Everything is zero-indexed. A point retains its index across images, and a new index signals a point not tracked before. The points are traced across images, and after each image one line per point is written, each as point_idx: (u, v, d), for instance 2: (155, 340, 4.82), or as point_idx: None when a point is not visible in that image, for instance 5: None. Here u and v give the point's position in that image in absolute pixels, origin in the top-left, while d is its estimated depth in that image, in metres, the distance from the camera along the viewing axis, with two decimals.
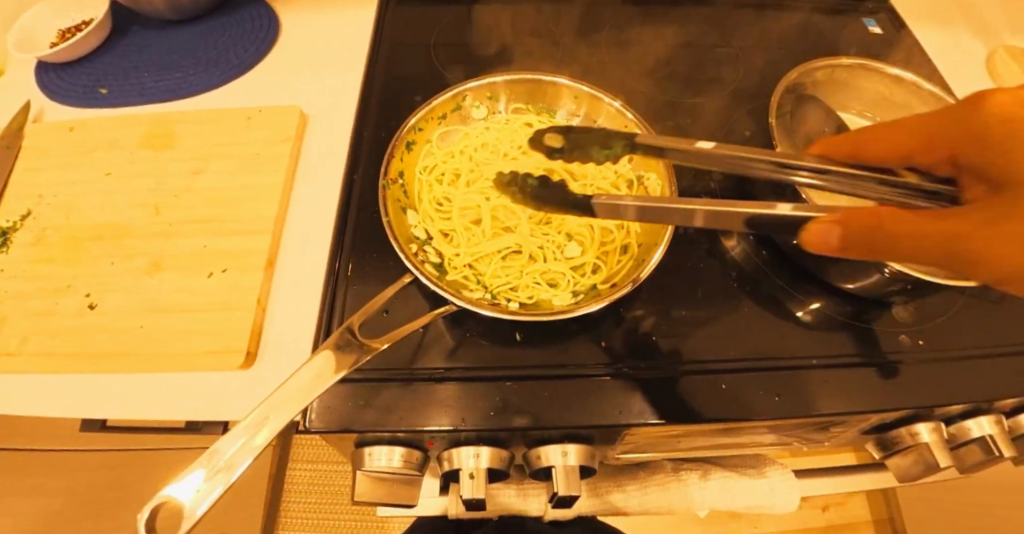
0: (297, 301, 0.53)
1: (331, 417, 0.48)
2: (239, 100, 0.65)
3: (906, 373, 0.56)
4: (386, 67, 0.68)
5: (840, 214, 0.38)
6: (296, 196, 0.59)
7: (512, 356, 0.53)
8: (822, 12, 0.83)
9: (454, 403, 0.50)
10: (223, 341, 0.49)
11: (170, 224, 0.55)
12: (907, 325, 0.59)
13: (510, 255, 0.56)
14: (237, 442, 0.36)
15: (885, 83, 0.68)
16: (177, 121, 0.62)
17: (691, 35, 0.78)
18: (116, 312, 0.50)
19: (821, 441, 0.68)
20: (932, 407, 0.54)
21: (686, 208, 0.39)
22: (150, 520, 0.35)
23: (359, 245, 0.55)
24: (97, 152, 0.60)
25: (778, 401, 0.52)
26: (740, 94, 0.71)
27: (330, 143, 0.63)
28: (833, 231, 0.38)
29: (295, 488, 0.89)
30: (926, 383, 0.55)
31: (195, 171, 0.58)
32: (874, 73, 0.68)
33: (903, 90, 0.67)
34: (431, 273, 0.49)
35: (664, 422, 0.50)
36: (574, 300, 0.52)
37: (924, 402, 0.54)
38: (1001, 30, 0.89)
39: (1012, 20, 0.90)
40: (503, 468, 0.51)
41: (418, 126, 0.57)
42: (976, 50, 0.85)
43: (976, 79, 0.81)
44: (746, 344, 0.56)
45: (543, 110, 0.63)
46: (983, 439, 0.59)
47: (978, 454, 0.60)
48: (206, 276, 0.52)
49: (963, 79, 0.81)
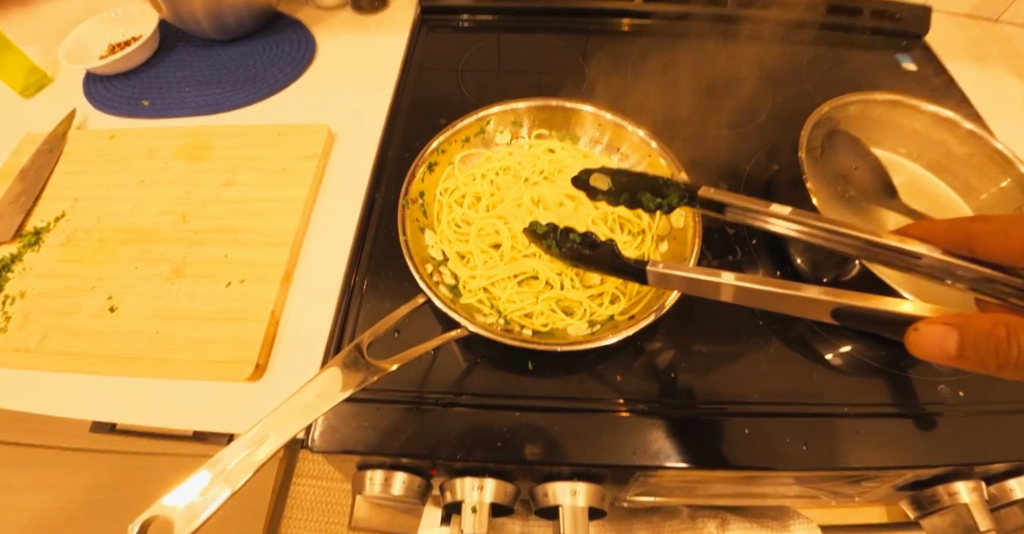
0: (311, 315, 0.52)
1: (335, 437, 0.47)
2: (272, 116, 0.67)
3: (942, 427, 0.52)
4: (414, 89, 0.69)
5: (954, 318, 0.37)
6: (317, 211, 0.59)
7: (525, 386, 0.52)
8: (855, 49, 0.82)
9: (462, 432, 0.48)
10: (235, 352, 0.49)
11: (194, 232, 0.56)
12: (947, 375, 0.56)
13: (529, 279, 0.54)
14: (240, 454, 0.35)
15: (923, 121, 0.66)
16: (210, 133, 0.63)
17: (721, 69, 0.77)
18: (135, 316, 0.51)
19: (851, 495, 0.64)
20: (972, 465, 0.50)
21: (714, 279, 0.38)
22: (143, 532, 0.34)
23: (376, 261, 0.55)
24: (133, 160, 0.62)
25: (805, 451, 0.49)
26: (769, 129, 0.70)
27: (355, 160, 0.63)
28: (953, 335, 0.36)
29: (298, 504, 0.87)
30: (965, 438, 0.52)
31: (224, 182, 0.59)
32: (911, 110, 0.66)
33: (943, 130, 0.65)
34: (445, 296, 0.48)
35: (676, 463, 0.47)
36: (590, 331, 0.50)
37: (963, 459, 0.50)
38: None
39: None
40: (507, 503, 0.49)
41: (442, 147, 0.57)
42: (1017, 90, 0.82)
43: (1018, 119, 0.78)
44: (772, 387, 0.54)
45: (566, 135, 0.63)
46: None
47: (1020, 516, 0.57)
48: (224, 286, 0.52)
49: (1005, 118, 0.78)
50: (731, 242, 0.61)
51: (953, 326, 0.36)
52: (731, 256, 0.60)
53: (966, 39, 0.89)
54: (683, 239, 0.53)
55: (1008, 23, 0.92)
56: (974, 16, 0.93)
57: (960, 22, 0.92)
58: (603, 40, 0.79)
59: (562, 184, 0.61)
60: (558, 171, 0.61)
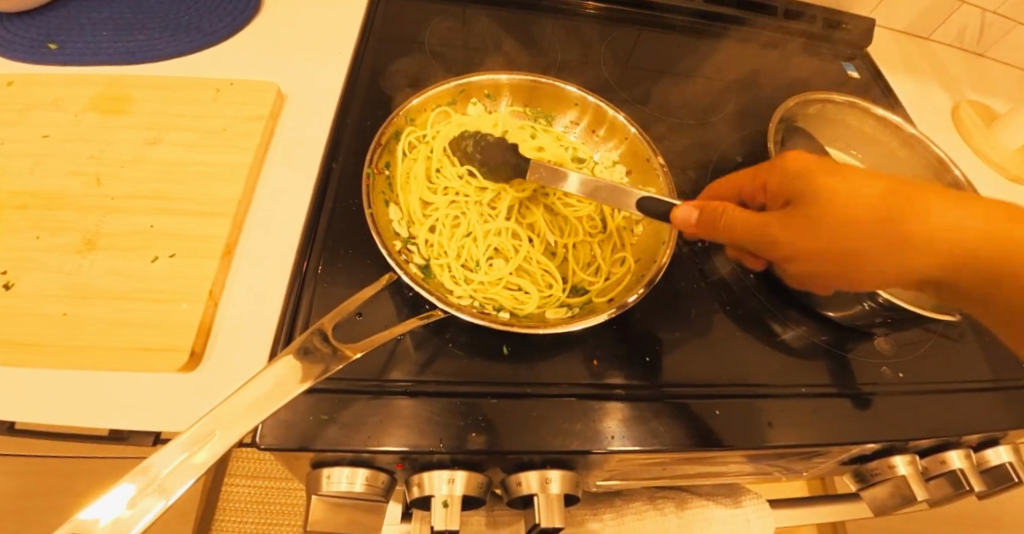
0: (257, 298, 0.46)
1: (287, 432, 0.42)
2: (209, 71, 0.59)
3: (887, 406, 0.54)
4: (375, 55, 0.63)
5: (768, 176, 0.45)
6: (264, 181, 0.52)
7: (497, 372, 0.49)
8: (811, 50, 0.84)
9: (427, 422, 0.44)
10: (162, 338, 0.42)
11: (111, 198, 0.48)
12: (888, 358, 0.59)
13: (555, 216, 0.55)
14: (175, 459, 0.30)
15: (872, 125, 0.68)
16: (133, 85, 0.55)
17: (688, 58, 0.77)
18: (37, 296, 0.43)
19: (800, 471, 0.66)
20: (909, 440, 0.53)
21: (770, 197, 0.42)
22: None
23: (332, 240, 0.49)
24: (34, 111, 0.52)
25: (770, 430, 0.50)
26: (732, 122, 0.71)
27: (306, 127, 0.57)
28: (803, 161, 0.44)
29: (230, 505, 0.92)
30: (905, 416, 0.54)
31: (148, 141, 0.51)
32: (862, 113, 0.68)
33: (889, 133, 0.68)
34: (415, 274, 0.44)
35: (638, 447, 0.47)
36: (568, 315, 0.47)
37: (901, 435, 0.53)
38: (964, 87, 0.95)
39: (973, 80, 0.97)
40: (479, 495, 0.46)
41: (411, 115, 0.53)
42: (942, 104, 0.90)
43: (940, 130, 0.86)
44: (734, 369, 0.54)
45: (540, 115, 0.60)
46: (954, 473, 0.59)
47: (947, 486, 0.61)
48: (150, 261, 0.45)
49: (930, 128, 0.85)
50: None
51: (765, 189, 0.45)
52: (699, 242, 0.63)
53: (900, 54, 0.96)
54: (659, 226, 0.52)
55: (937, 41, 1.00)
56: (908, 32, 1.00)
57: (896, 37, 0.99)
58: (574, 21, 0.77)
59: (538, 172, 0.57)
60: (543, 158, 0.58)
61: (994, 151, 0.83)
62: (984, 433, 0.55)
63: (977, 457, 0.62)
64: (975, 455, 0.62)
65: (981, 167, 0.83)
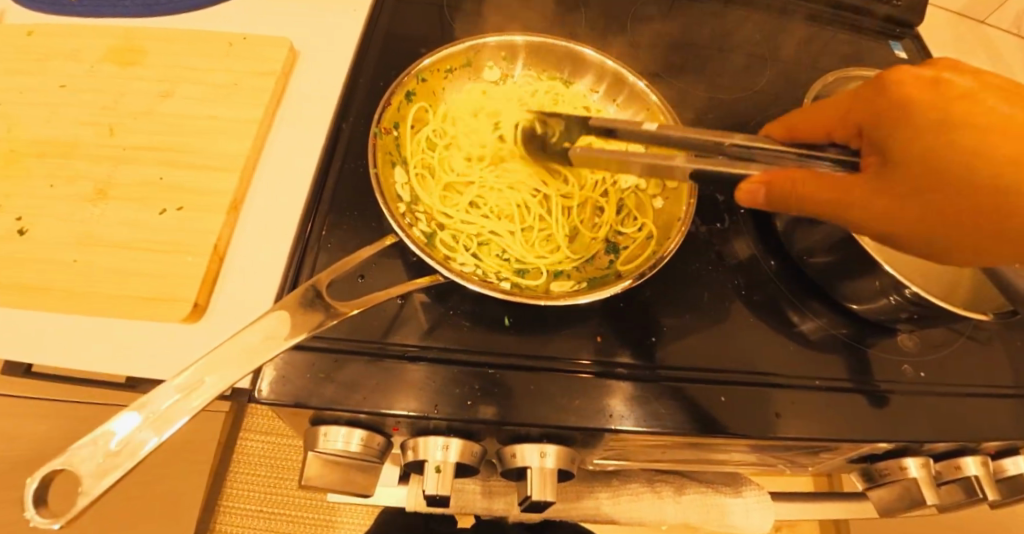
0: (260, 254, 0.46)
1: (285, 389, 0.42)
2: (225, 25, 0.58)
3: (894, 403, 0.53)
4: (394, 15, 0.62)
5: (767, 175, 0.40)
6: (274, 138, 0.52)
7: (499, 342, 0.48)
8: (855, 29, 0.79)
9: (426, 387, 0.44)
10: (167, 288, 0.42)
11: (123, 149, 0.48)
12: (911, 356, 0.56)
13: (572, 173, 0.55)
14: (168, 401, 0.30)
15: None
16: (149, 37, 0.54)
17: (722, 29, 0.73)
18: (47, 242, 0.44)
19: (806, 465, 0.65)
20: (919, 442, 0.51)
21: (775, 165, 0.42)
22: (43, 491, 0.28)
23: (339, 201, 0.49)
24: (52, 61, 0.52)
25: (778, 421, 0.49)
26: (760, 99, 0.67)
27: (319, 84, 0.56)
28: (762, 191, 0.40)
29: (244, 458, 0.96)
30: (917, 415, 0.52)
31: (161, 94, 0.51)
32: None
33: None
34: (420, 239, 0.43)
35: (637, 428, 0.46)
36: (574, 287, 0.46)
37: (912, 436, 0.51)
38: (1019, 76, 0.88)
39: None
40: (472, 464, 0.46)
41: (424, 75, 0.52)
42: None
43: None
44: (744, 354, 0.52)
45: (559, 81, 0.58)
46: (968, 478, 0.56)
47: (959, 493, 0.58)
48: (157, 213, 0.45)
49: None
50: (722, 208, 0.62)
51: (763, 182, 0.40)
52: (720, 223, 0.60)
53: (952, 37, 0.90)
54: (676, 202, 0.49)
55: (992, 27, 0.93)
56: (961, 14, 0.93)
57: (950, 19, 0.93)
58: None
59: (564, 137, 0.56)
60: None
61: None
62: (1003, 440, 0.53)
63: (994, 465, 0.59)
64: (993, 463, 0.59)
65: None
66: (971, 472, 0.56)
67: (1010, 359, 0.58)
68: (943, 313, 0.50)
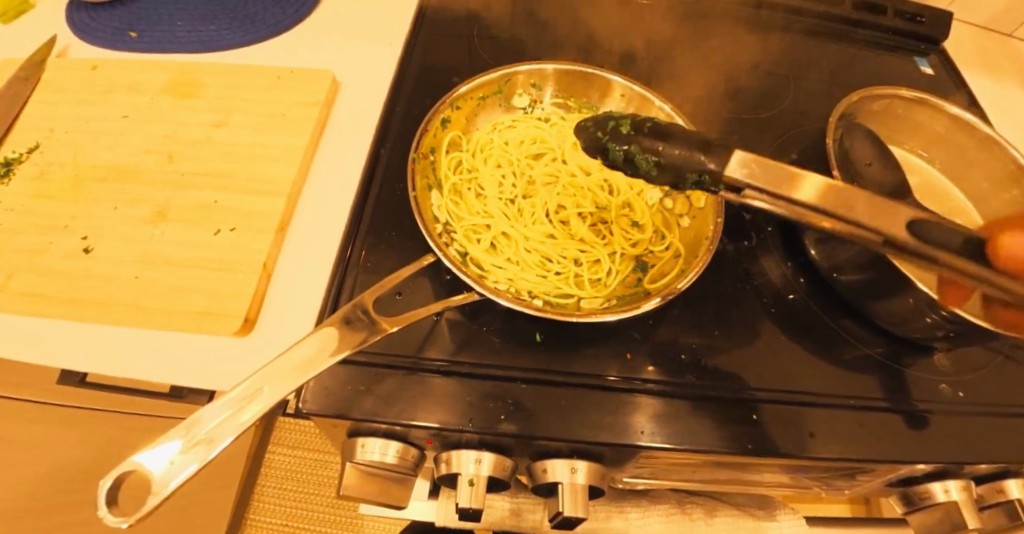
0: (304, 271, 0.49)
1: (327, 401, 0.44)
2: (273, 59, 0.62)
3: (934, 424, 0.52)
4: (428, 46, 0.65)
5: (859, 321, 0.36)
6: (318, 162, 0.55)
7: (531, 358, 0.49)
8: (879, 48, 0.80)
9: (462, 401, 0.46)
10: (220, 304, 0.45)
11: (180, 175, 0.52)
12: (947, 375, 0.56)
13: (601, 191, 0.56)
14: (226, 411, 0.32)
15: (941, 122, 0.62)
16: (204, 71, 0.58)
17: (745, 52, 0.75)
18: (110, 261, 0.47)
19: (841, 488, 0.63)
20: (960, 464, 0.50)
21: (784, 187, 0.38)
22: (113, 492, 0.30)
23: (378, 222, 0.51)
24: (117, 94, 0.56)
25: (811, 440, 0.48)
26: (785, 120, 0.68)
27: (360, 112, 0.59)
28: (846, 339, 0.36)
29: (271, 472, 0.98)
30: (958, 436, 0.51)
31: (215, 124, 0.55)
32: (931, 109, 0.62)
33: (957, 130, 0.61)
34: (454, 258, 0.45)
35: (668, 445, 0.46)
36: (604, 305, 0.47)
37: (954, 458, 0.50)
38: None
39: None
40: (504, 478, 0.47)
41: (458, 103, 0.54)
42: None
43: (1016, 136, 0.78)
44: (776, 373, 0.53)
45: (585, 105, 0.60)
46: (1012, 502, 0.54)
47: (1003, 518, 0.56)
48: (212, 233, 0.48)
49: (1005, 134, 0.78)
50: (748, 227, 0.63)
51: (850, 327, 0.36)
52: (747, 242, 0.61)
53: (981, 51, 0.90)
54: (703, 222, 0.50)
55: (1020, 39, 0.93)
56: (986, 26, 0.93)
57: (975, 32, 0.92)
58: (630, 14, 0.75)
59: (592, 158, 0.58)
60: (587, 147, 0.58)
61: None
62: None
63: None
64: None
65: None
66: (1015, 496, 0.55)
67: None
68: (981, 333, 0.49)
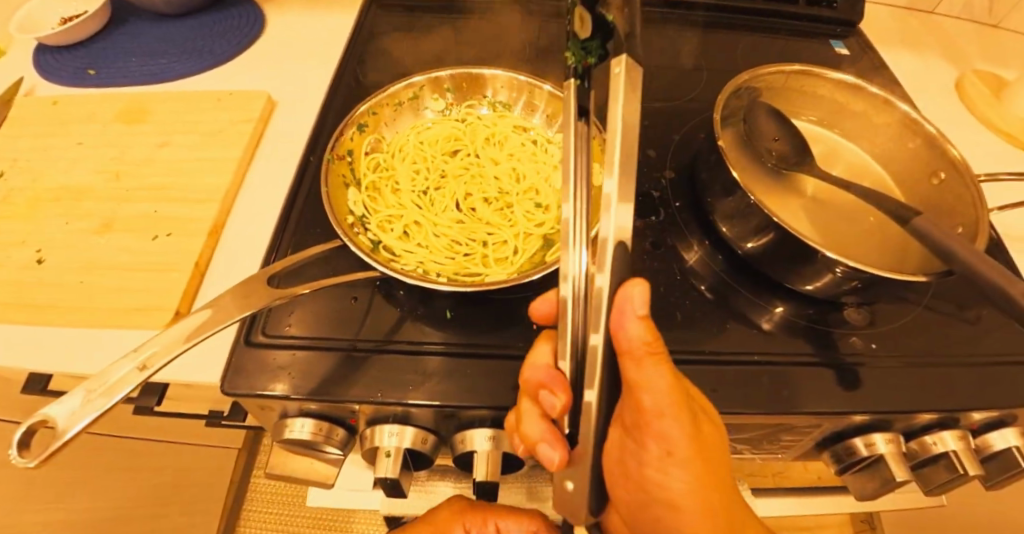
0: (237, 268, 0.53)
1: (246, 382, 0.47)
2: (216, 85, 0.68)
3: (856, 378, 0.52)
4: (355, 61, 0.70)
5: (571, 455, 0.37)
6: (252, 172, 0.60)
7: (448, 335, 0.52)
8: (797, 34, 0.83)
9: (378, 378, 0.48)
10: (154, 300, 0.49)
11: (125, 190, 0.57)
12: (859, 329, 0.56)
13: (511, 180, 0.61)
14: (126, 368, 0.36)
15: (829, 88, 0.64)
16: (153, 100, 0.64)
17: (663, 48, 0.79)
18: (59, 269, 0.52)
19: (776, 452, 0.60)
20: (883, 415, 0.50)
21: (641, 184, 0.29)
22: (25, 439, 0.34)
23: (304, 223, 0.55)
24: (74, 125, 0.62)
25: (715, 395, 0.49)
26: (699, 108, 0.72)
27: (293, 126, 0.64)
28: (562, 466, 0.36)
29: (257, 496, 1.06)
30: (882, 388, 0.51)
31: (160, 144, 0.60)
32: (818, 78, 0.64)
33: (851, 94, 0.63)
34: (364, 246, 0.49)
35: None
36: (508, 277, 0.51)
37: (880, 409, 0.50)
38: (975, 57, 0.85)
39: (985, 48, 0.87)
40: (425, 451, 0.49)
41: (374, 109, 0.59)
42: (948, 74, 0.82)
43: (945, 102, 0.77)
44: (691, 336, 0.53)
45: (495, 103, 0.65)
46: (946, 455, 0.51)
47: (942, 473, 0.53)
48: (151, 239, 0.53)
49: (933, 101, 0.77)
50: (657, 204, 0.63)
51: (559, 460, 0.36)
52: (655, 216, 0.62)
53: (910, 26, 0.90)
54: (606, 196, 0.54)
55: (944, 15, 0.91)
56: (909, 8, 0.91)
57: (896, 13, 0.90)
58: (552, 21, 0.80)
59: (503, 150, 0.63)
60: (498, 141, 0.63)
61: (1003, 119, 0.73)
62: (979, 409, 0.51)
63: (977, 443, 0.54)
64: (977, 440, 0.54)
65: (990, 138, 0.73)
66: (949, 448, 0.52)
67: (982, 329, 0.57)
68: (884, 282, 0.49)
